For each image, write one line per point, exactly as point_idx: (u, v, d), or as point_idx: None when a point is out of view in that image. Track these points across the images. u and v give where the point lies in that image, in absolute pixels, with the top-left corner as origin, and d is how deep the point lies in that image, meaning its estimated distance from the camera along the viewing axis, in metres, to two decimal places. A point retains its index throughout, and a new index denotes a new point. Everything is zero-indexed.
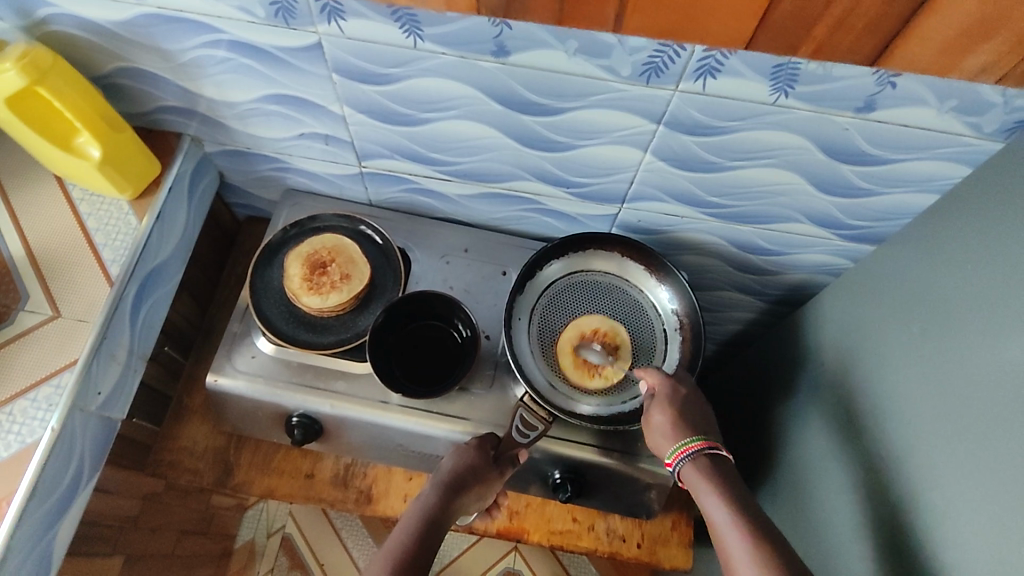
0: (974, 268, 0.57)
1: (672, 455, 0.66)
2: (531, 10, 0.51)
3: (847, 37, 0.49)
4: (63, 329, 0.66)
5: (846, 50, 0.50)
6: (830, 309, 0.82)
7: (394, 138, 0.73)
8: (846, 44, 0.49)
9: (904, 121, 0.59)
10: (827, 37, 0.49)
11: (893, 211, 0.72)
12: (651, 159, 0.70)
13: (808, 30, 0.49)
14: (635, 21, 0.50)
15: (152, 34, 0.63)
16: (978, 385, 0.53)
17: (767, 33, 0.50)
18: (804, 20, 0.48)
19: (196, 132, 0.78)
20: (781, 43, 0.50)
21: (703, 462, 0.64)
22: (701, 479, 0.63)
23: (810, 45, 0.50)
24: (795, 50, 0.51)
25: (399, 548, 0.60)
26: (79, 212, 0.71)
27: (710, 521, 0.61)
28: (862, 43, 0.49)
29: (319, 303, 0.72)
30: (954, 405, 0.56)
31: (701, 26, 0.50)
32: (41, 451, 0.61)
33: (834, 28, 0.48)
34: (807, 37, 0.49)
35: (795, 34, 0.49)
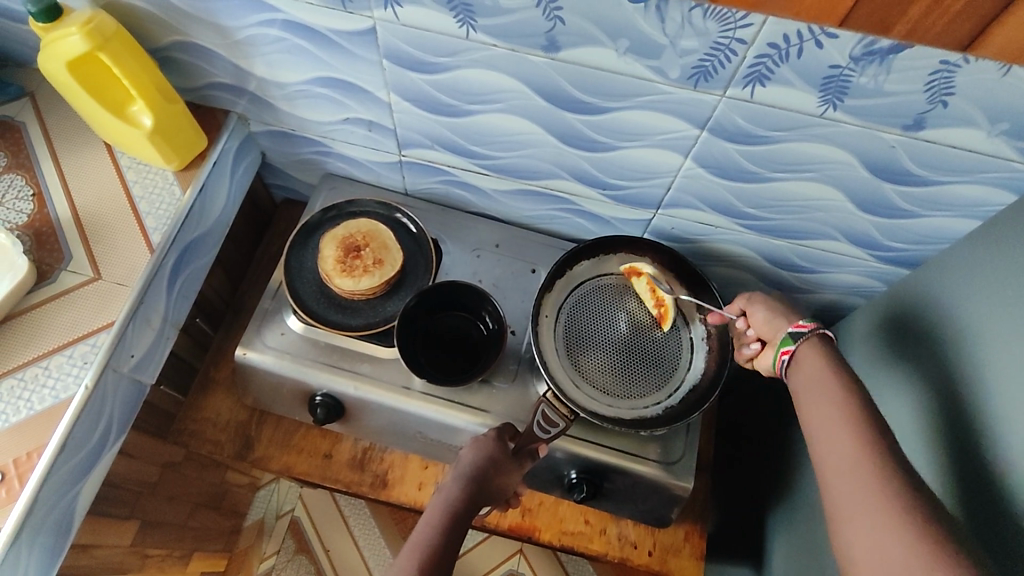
0: (1006, 293, 0.56)
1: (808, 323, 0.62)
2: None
3: (943, 18, 0.47)
4: (102, 290, 0.67)
5: (941, 32, 0.48)
6: (861, 331, 0.81)
7: (437, 128, 0.74)
8: (942, 24, 0.48)
9: (952, 142, 0.59)
10: (923, 16, 0.47)
11: (931, 235, 0.71)
12: (691, 165, 0.70)
13: (905, 7, 0.47)
14: None
15: (211, 10, 0.65)
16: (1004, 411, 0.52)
17: (860, 10, 0.48)
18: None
19: (243, 110, 0.79)
20: (877, 21, 0.49)
21: (819, 345, 0.59)
22: (815, 357, 0.58)
23: (906, 25, 0.48)
24: (890, 29, 0.49)
25: (430, 540, 0.58)
26: (126, 180, 0.73)
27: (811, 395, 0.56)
28: (959, 26, 0.47)
29: (351, 285, 0.73)
30: (983, 434, 0.54)
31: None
32: (74, 406, 0.62)
33: (931, 6, 0.47)
34: (903, 16, 0.48)
35: (893, 10, 0.48)
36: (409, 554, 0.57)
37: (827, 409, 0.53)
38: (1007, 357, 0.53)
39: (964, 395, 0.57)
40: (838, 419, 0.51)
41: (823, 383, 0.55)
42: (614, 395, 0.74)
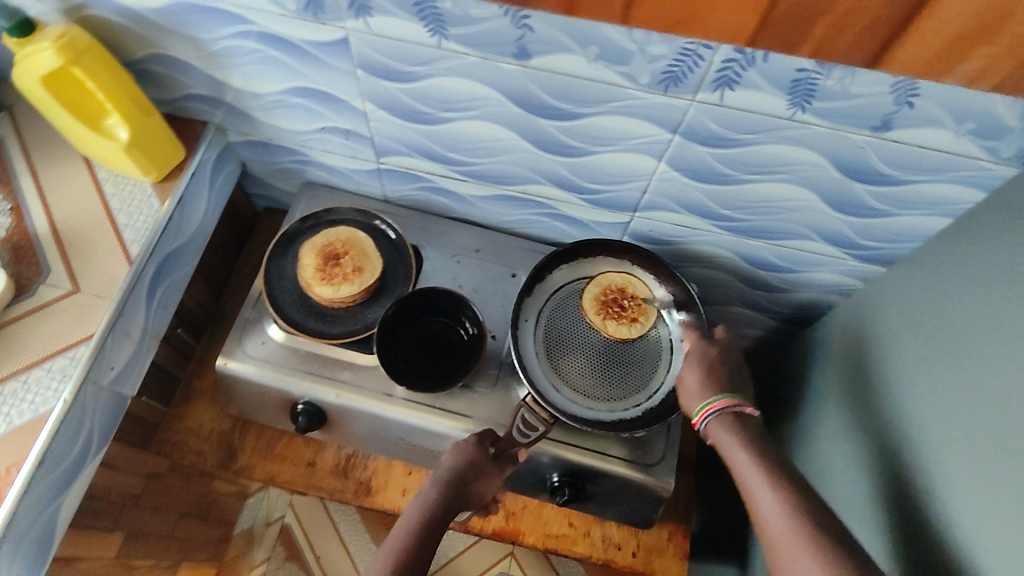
0: (989, 291, 0.57)
1: (699, 412, 0.65)
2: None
3: (847, 36, 0.47)
4: (81, 303, 0.67)
5: (845, 49, 0.49)
6: (839, 330, 0.81)
7: (414, 136, 0.74)
8: (847, 42, 0.48)
9: (919, 142, 0.59)
10: (828, 35, 0.48)
11: (904, 234, 0.72)
12: (666, 168, 0.70)
13: (808, 28, 0.47)
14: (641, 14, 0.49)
15: (185, 23, 0.65)
16: (990, 409, 0.53)
17: (767, 32, 0.48)
18: (806, 18, 0.46)
19: (221, 121, 0.80)
20: (784, 41, 0.49)
21: (730, 420, 0.63)
22: (729, 435, 0.62)
23: (812, 44, 0.49)
24: (796, 49, 0.49)
25: (404, 545, 0.59)
26: (104, 192, 0.73)
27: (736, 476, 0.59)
28: (861, 45, 0.48)
29: (331, 294, 0.74)
30: (965, 433, 0.55)
31: (701, 18, 0.48)
32: (53, 421, 0.62)
33: (835, 27, 0.47)
34: (808, 37, 0.48)
35: (797, 32, 0.48)
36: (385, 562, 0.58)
37: (754, 491, 0.57)
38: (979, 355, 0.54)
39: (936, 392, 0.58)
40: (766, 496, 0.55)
41: (742, 464, 0.59)
42: (595, 398, 0.74)
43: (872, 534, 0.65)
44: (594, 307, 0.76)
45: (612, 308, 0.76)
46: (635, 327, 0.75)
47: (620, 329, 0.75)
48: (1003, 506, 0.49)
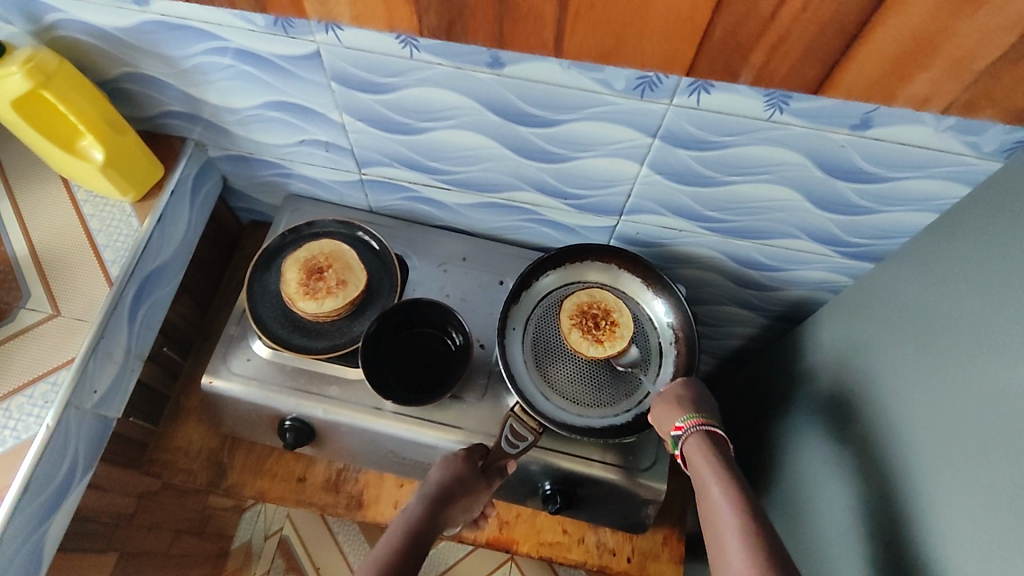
0: (977, 289, 0.56)
1: (685, 420, 0.66)
2: (477, 31, 0.52)
3: (785, 64, 0.49)
4: (62, 327, 0.67)
5: (785, 76, 0.50)
6: (830, 327, 0.81)
7: (394, 146, 0.74)
8: (784, 71, 0.50)
9: (900, 139, 0.59)
10: (764, 64, 0.49)
11: (891, 230, 0.72)
12: (648, 172, 0.70)
13: (744, 57, 0.49)
14: (574, 45, 0.51)
15: (157, 41, 0.64)
16: (984, 411, 0.52)
17: (705, 57, 0.50)
18: (737, 47, 0.48)
19: (200, 137, 0.79)
20: (721, 67, 0.50)
21: (705, 441, 0.64)
22: (700, 452, 0.63)
23: (750, 71, 0.50)
24: (735, 75, 0.51)
25: (386, 558, 0.60)
26: (83, 214, 0.72)
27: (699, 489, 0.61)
28: (799, 72, 0.49)
29: (314, 308, 0.73)
30: (958, 436, 0.54)
31: (636, 48, 0.51)
32: (37, 447, 0.62)
33: (770, 53, 0.48)
34: (745, 63, 0.49)
35: (733, 58, 0.49)
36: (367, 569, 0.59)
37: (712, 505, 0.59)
38: None
39: None
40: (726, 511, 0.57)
41: (707, 478, 0.60)
42: (584, 405, 0.74)
43: (866, 535, 0.64)
44: (570, 310, 0.76)
45: (588, 320, 0.75)
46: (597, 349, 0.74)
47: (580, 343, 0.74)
48: (1002, 509, 0.48)
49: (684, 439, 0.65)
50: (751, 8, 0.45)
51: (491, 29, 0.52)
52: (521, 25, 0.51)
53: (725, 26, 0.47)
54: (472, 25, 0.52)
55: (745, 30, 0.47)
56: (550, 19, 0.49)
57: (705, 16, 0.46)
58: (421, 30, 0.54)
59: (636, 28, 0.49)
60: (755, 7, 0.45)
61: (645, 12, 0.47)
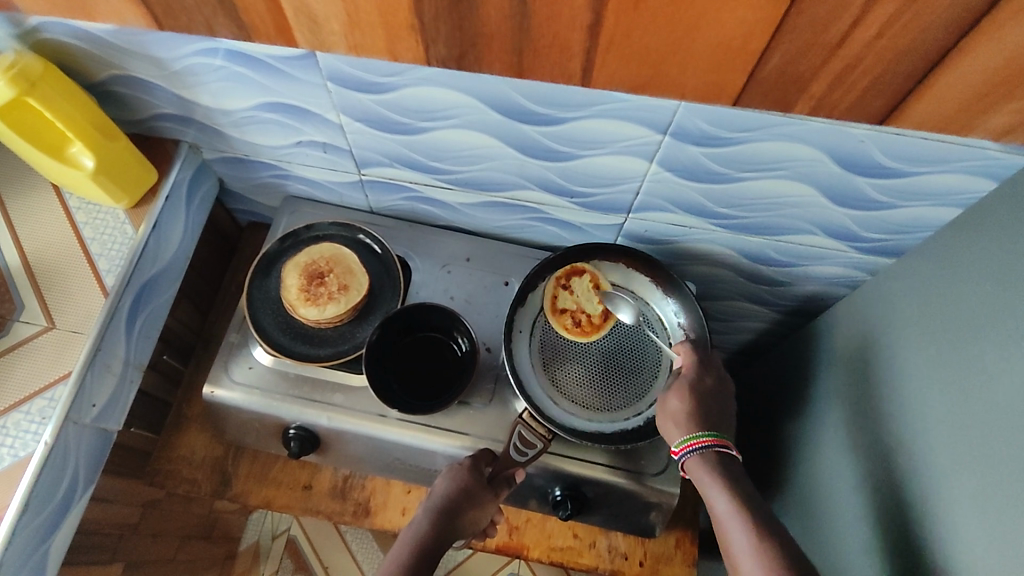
0: (1001, 289, 0.54)
1: (679, 445, 0.64)
2: (491, 60, 0.50)
3: (848, 95, 0.47)
4: (57, 341, 0.65)
5: (848, 107, 0.48)
6: (846, 325, 0.78)
7: (393, 146, 0.71)
8: (848, 102, 0.48)
9: (923, 134, 0.56)
10: (826, 95, 0.47)
11: (911, 225, 0.69)
12: (658, 169, 0.67)
13: (803, 89, 0.47)
14: (605, 76, 0.49)
15: (144, 43, 0.62)
16: (1008, 416, 0.50)
17: (755, 90, 0.48)
18: (797, 80, 0.46)
19: (194, 139, 0.77)
20: (774, 99, 0.49)
21: (710, 458, 0.62)
22: (708, 474, 0.61)
23: (807, 103, 0.48)
24: (791, 107, 0.49)
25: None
26: (75, 222, 0.71)
27: (714, 516, 0.60)
28: (867, 102, 0.47)
29: (316, 315, 0.71)
30: (981, 442, 0.52)
31: (676, 78, 0.48)
32: (35, 464, 0.60)
33: (835, 86, 0.46)
34: (803, 95, 0.47)
35: (790, 91, 0.47)
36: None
37: (729, 536, 0.57)
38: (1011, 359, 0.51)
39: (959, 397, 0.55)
40: (744, 546, 0.56)
41: (711, 493, 0.60)
42: (593, 409, 0.72)
43: (882, 542, 0.62)
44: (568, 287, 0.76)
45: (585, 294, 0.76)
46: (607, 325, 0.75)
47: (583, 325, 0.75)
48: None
49: (684, 462, 0.64)
50: (814, 38, 0.43)
51: (508, 59, 0.49)
52: (543, 53, 0.48)
53: (782, 57, 0.44)
54: (486, 55, 0.49)
55: (804, 61, 0.44)
56: (576, 51, 0.47)
57: (760, 42, 0.44)
58: (428, 60, 0.51)
59: (683, 53, 0.45)
60: (820, 37, 0.42)
61: (689, 40, 0.44)
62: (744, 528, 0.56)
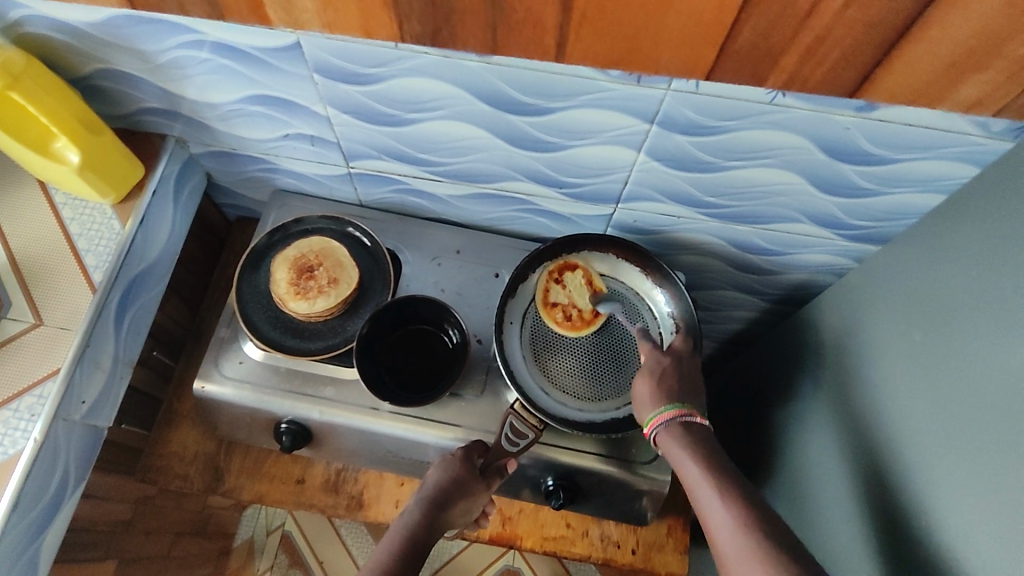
0: (984, 273, 0.55)
1: (648, 422, 0.65)
2: (466, 38, 0.50)
3: (818, 68, 0.47)
4: (44, 338, 0.65)
5: (821, 80, 0.48)
6: (833, 312, 0.79)
7: (381, 139, 0.71)
8: (818, 76, 0.48)
9: (907, 121, 0.57)
10: (796, 69, 0.47)
11: (896, 212, 0.70)
12: (645, 159, 0.67)
13: (773, 61, 0.47)
14: (578, 50, 0.49)
15: (128, 36, 0.61)
16: (994, 397, 0.51)
17: (727, 64, 0.48)
18: (766, 52, 0.46)
19: (181, 133, 0.76)
20: (746, 72, 0.48)
21: (677, 430, 0.63)
22: (676, 444, 0.62)
23: (780, 75, 0.48)
24: (763, 81, 0.49)
25: (380, 564, 0.59)
26: (62, 218, 0.70)
27: (686, 485, 0.61)
28: (838, 74, 0.47)
29: (306, 308, 0.71)
30: (967, 425, 0.53)
31: (649, 55, 0.48)
32: (24, 461, 0.60)
33: (806, 57, 0.46)
34: (774, 67, 0.47)
35: (762, 64, 0.47)
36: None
37: (700, 500, 0.58)
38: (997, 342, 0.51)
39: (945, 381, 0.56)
40: (715, 505, 0.56)
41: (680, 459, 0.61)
42: (585, 399, 0.73)
43: (870, 524, 0.63)
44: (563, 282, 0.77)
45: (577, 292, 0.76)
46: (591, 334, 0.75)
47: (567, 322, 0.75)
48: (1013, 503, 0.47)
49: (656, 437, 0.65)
50: (785, 10, 0.43)
51: (483, 35, 0.49)
52: (517, 28, 0.48)
53: (754, 27, 0.44)
54: (461, 31, 0.49)
55: (775, 32, 0.44)
56: (550, 24, 0.47)
57: (731, 15, 0.43)
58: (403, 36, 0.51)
59: (654, 27, 0.46)
60: (789, 7, 0.42)
61: (663, 13, 0.44)
62: (713, 489, 0.57)
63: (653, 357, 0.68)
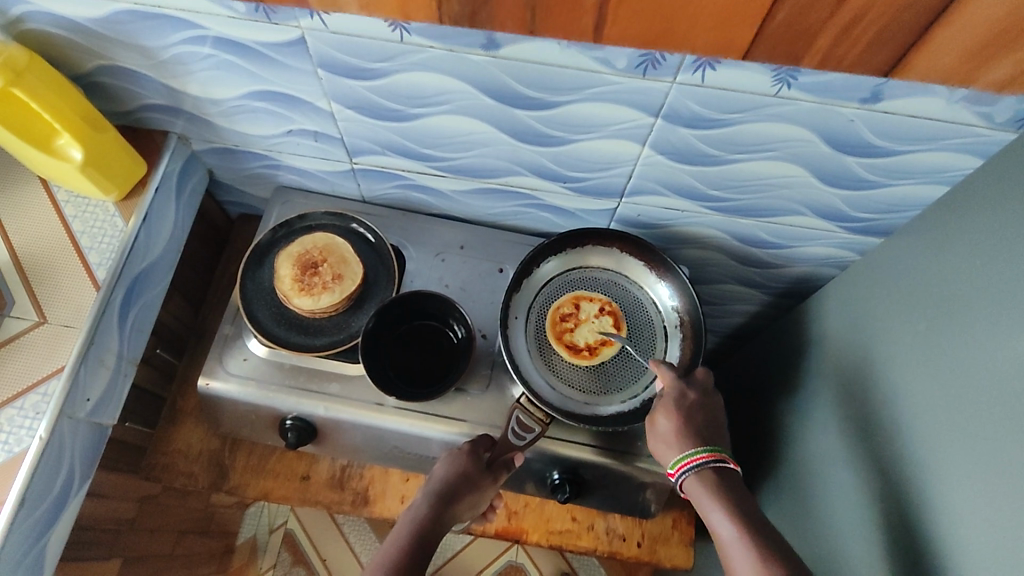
0: (987, 263, 0.55)
1: (674, 466, 0.64)
2: (504, 18, 0.50)
3: (854, 48, 0.47)
4: (49, 335, 0.64)
5: (854, 58, 0.48)
6: (835, 304, 0.79)
7: (385, 134, 0.71)
8: (854, 55, 0.48)
9: (912, 112, 0.57)
10: (831, 49, 0.47)
11: (899, 203, 0.70)
12: (650, 152, 0.67)
13: (811, 41, 0.47)
14: (617, 31, 0.49)
15: (131, 32, 0.61)
16: (998, 386, 0.51)
17: (764, 44, 0.48)
18: (806, 33, 0.46)
19: (182, 129, 0.76)
20: (782, 53, 0.49)
21: (709, 477, 0.62)
22: (708, 494, 0.61)
23: (815, 56, 0.48)
24: (798, 61, 0.49)
25: (390, 561, 0.59)
26: (64, 215, 0.70)
27: (716, 538, 0.59)
28: (872, 54, 0.48)
29: (310, 305, 0.71)
30: (971, 414, 0.53)
31: (684, 35, 0.48)
32: (31, 459, 0.60)
33: (841, 37, 0.46)
34: (810, 49, 0.48)
35: (798, 44, 0.47)
36: (371, 572, 0.58)
37: (732, 558, 0.57)
38: (1002, 334, 0.52)
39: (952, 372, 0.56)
40: (747, 565, 0.56)
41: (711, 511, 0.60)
42: (590, 393, 0.73)
43: (875, 514, 0.64)
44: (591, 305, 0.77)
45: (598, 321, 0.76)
46: (560, 353, 0.74)
47: (572, 332, 0.75)
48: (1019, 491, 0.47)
49: (681, 483, 0.64)
50: None
51: (521, 16, 0.49)
52: (559, 8, 0.48)
53: (794, 8, 0.44)
54: (497, 13, 0.49)
55: (813, 13, 0.44)
56: (589, 5, 0.47)
57: None
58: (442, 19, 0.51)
59: (691, 7, 0.45)
60: None
61: None
62: (748, 548, 0.56)
63: (676, 389, 0.67)
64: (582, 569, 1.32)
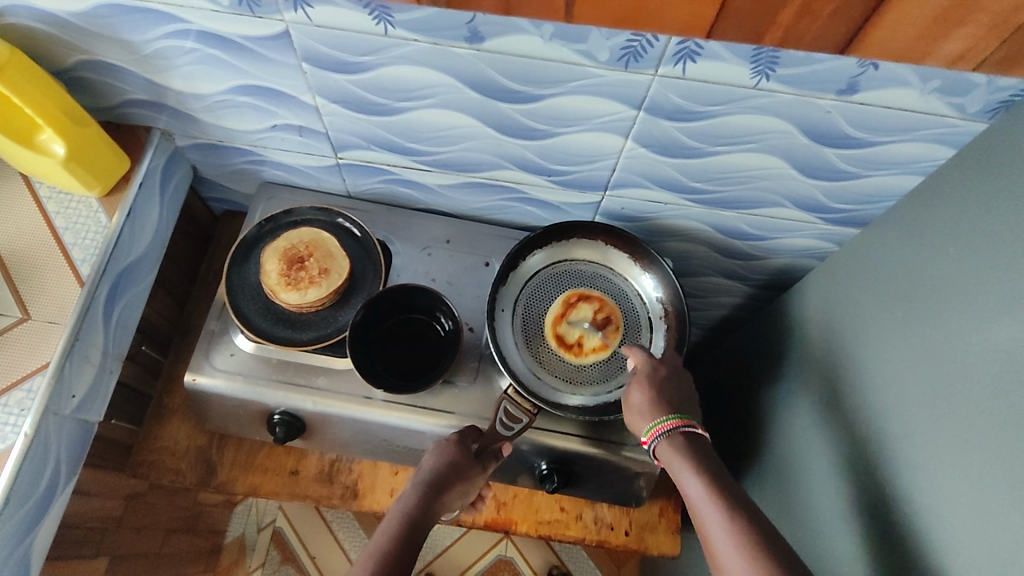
0: (959, 249, 0.57)
1: (648, 433, 0.65)
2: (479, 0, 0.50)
3: (815, 24, 0.47)
4: (32, 331, 0.64)
5: (814, 38, 0.48)
6: (815, 294, 0.81)
7: (370, 128, 0.71)
8: (814, 31, 0.48)
9: (887, 103, 0.58)
10: (793, 24, 0.47)
11: (876, 194, 0.71)
12: (633, 146, 0.68)
13: (772, 16, 0.47)
14: (585, 9, 0.49)
15: (113, 26, 0.61)
16: (969, 367, 0.53)
17: (727, 21, 0.48)
18: (767, 6, 0.46)
19: (166, 125, 0.76)
20: (744, 29, 0.49)
21: (680, 441, 0.63)
22: (678, 457, 0.62)
23: (778, 32, 0.48)
24: (762, 37, 0.49)
25: (381, 552, 0.59)
26: (47, 212, 0.69)
27: (687, 499, 0.60)
28: (830, 31, 0.48)
29: (297, 299, 0.71)
30: (944, 395, 0.55)
31: (653, 11, 0.48)
32: (15, 456, 0.59)
33: (801, 13, 0.47)
34: (772, 24, 0.48)
35: (760, 20, 0.47)
36: (360, 566, 0.57)
37: (704, 518, 0.57)
38: (974, 318, 0.53)
39: (927, 357, 0.58)
40: (720, 527, 0.55)
41: (682, 473, 0.60)
42: (577, 383, 0.73)
43: (855, 496, 0.65)
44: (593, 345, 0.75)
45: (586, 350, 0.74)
46: (546, 346, 0.74)
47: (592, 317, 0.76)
48: (992, 470, 0.49)
49: (655, 448, 0.64)
50: None
51: None
52: None
53: None
54: None
55: None
56: None
57: None
58: None
59: None
60: None
61: None
62: (718, 509, 0.56)
63: (650, 365, 0.69)
64: (571, 562, 1.33)
